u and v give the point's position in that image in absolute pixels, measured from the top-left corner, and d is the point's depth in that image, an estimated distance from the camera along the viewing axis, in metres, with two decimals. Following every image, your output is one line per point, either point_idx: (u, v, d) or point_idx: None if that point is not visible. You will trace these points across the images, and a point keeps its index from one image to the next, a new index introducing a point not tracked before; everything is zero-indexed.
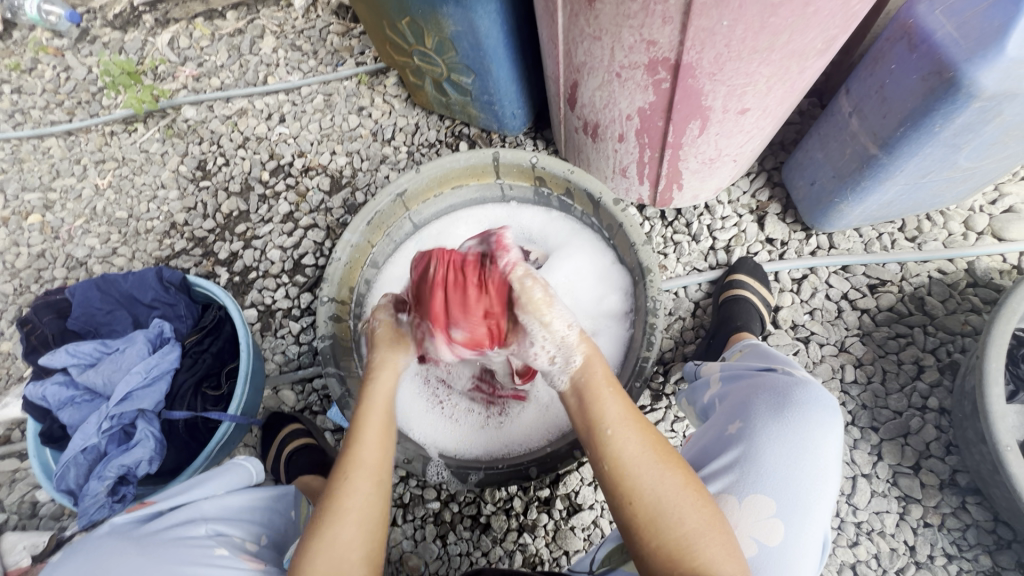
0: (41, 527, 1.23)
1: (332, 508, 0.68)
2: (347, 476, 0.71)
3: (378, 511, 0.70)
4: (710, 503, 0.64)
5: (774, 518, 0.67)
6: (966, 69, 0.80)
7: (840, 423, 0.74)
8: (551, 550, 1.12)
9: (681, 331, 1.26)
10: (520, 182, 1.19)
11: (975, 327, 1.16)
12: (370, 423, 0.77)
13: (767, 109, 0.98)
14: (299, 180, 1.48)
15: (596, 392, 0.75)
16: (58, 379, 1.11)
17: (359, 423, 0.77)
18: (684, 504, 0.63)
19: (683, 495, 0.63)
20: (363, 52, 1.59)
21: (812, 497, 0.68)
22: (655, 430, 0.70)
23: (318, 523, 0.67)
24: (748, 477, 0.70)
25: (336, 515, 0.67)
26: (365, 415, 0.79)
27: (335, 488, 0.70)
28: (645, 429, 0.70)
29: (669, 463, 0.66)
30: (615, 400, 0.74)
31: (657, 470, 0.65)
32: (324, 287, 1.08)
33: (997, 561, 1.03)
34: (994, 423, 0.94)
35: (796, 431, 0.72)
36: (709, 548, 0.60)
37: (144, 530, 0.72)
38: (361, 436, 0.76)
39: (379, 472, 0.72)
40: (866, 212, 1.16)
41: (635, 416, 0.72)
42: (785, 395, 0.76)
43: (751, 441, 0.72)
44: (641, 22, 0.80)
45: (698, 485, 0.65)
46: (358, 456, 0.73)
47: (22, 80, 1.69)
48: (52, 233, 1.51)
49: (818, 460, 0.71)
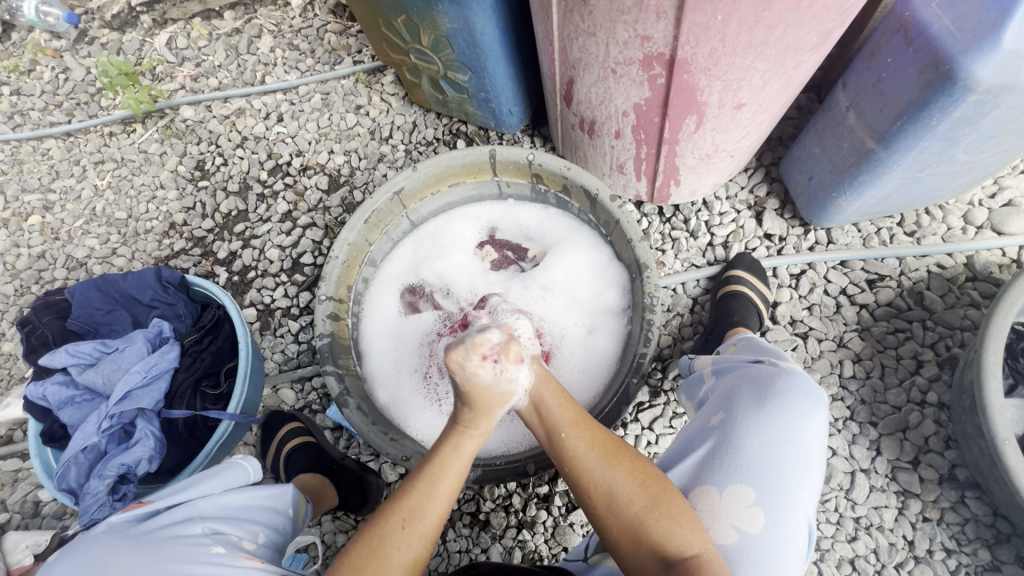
0: (43, 526, 1.24)
1: (376, 555, 0.62)
2: (404, 528, 0.64)
3: (420, 567, 0.65)
4: (661, 481, 0.67)
5: (755, 506, 0.67)
6: (961, 61, 0.79)
7: (822, 412, 0.74)
8: (550, 546, 1.13)
9: (679, 327, 1.26)
10: (518, 180, 1.19)
11: (974, 321, 1.16)
12: (450, 471, 0.70)
13: (763, 103, 0.97)
14: (297, 179, 1.48)
15: (543, 401, 0.79)
16: (57, 379, 1.12)
17: (436, 472, 0.70)
18: (631, 488, 0.66)
19: (631, 481, 0.67)
20: (361, 51, 1.59)
21: (792, 486, 0.69)
22: (600, 426, 0.75)
23: (358, 567, 0.61)
24: (729, 466, 0.70)
25: (380, 561, 0.62)
26: (459, 437, 0.74)
27: (387, 531, 0.64)
28: (591, 426, 0.75)
29: (616, 455, 0.70)
30: (563, 405, 0.78)
31: (605, 463, 0.69)
32: (323, 285, 1.09)
33: (996, 555, 1.03)
34: (993, 417, 0.94)
35: (778, 421, 0.71)
36: (663, 523, 0.63)
37: (141, 528, 0.72)
38: (434, 486, 0.68)
39: (435, 529, 0.66)
40: (864, 207, 1.16)
41: (583, 418, 0.76)
42: (769, 385, 0.76)
43: (732, 431, 0.72)
44: (636, 17, 0.80)
45: (646, 467, 0.68)
46: (424, 509, 0.66)
47: (21, 81, 1.70)
48: (53, 234, 1.52)
49: (798, 449, 0.71)
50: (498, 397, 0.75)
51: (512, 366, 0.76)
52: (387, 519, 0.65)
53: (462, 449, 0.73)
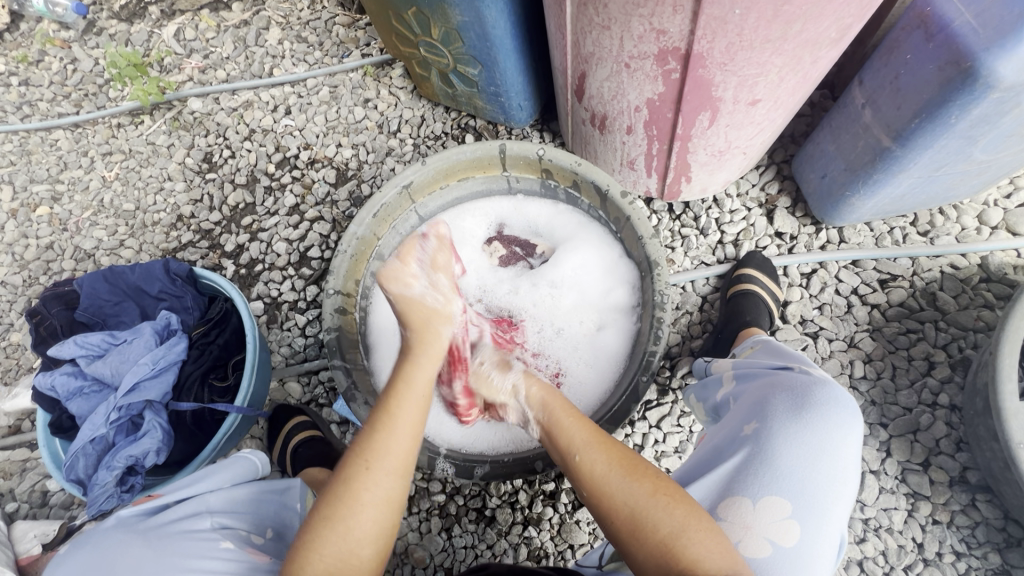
0: (51, 516, 1.24)
1: (347, 500, 0.70)
2: (369, 468, 0.72)
3: (393, 509, 0.72)
4: (688, 503, 0.66)
5: (790, 518, 0.66)
6: (984, 58, 0.78)
7: (858, 425, 0.74)
8: (557, 544, 1.12)
9: (688, 325, 1.25)
10: (527, 175, 1.18)
11: (988, 323, 1.15)
12: (409, 406, 0.79)
13: (778, 100, 0.96)
14: (305, 173, 1.47)
15: (561, 425, 0.84)
16: (66, 370, 1.12)
17: (393, 412, 0.77)
18: (656, 509, 0.66)
19: (654, 500, 0.67)
20: (369, 44, 1.58)
21: (828, 499, 0.68)
22: (620, 446, 0.77)
23: (329, 511, 0.69)
24: (765, 476, 0.69)
25: (348, 504, 0.69)
26: (399, 399, 0.79)
27: (356, 477, 0.71)
28: (609, 446, 0.77)
29: (637, 474, 0.71)
30: (580, 427, 0.82)
31: (624, 483, 0.71)
32: (330, 279, 1.08)
33: (1007, 559, 1.02)
34: (1007, 421, 0.92)
35: (814, 434, 0.71)
36: (692, 546, 0.62)
37: (151, 522, 0.72)
38: (393, 425, 0.76)
39: (403, 468, 0.74)
40: (878, 206, 1.15)
41: (601, 439, 0.79)
42: (804, 395, 0.75)
43: (767, 442, 0.72)
44: (652, 10, 0.78)
45: (670, 487, 0.68)
46: (386, 447, 0.74)
47: (29, 72, 1.69)
48: (61, 224, 1.52)
49: (835, 461, 0.70)
50: (434, 313, 0.90)
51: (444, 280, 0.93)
52: (354, 465, 0.72)
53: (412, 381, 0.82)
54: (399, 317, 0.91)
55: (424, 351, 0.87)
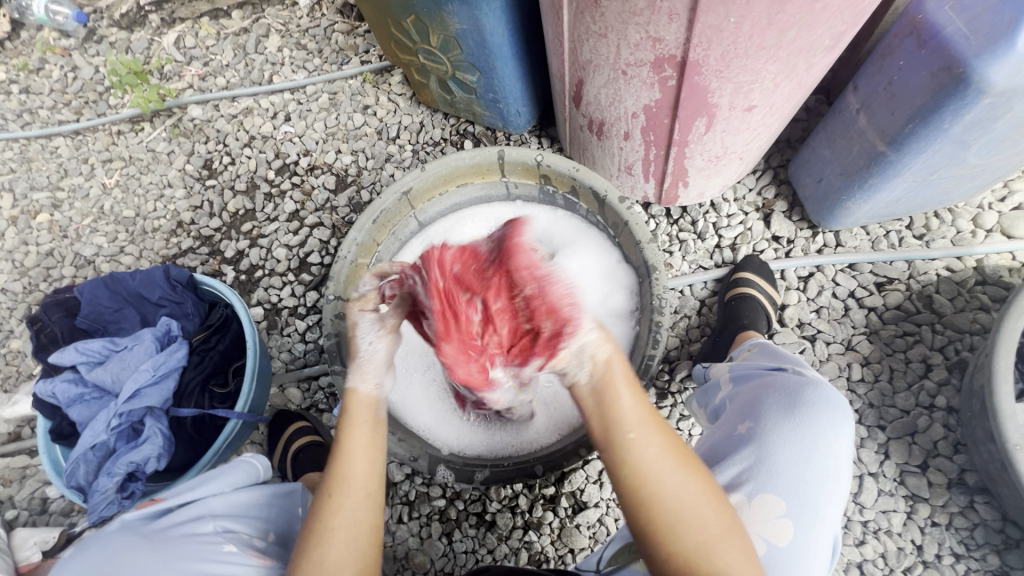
0: (51, 523, 1.24)
1: (317, 530, 0.66)
2: (331, 496, 0.68)
3: (370, 524, 0.68)
4: (725, 507, 0.65)
5: (785, 517, 0.67)
6: (975, 64, 0.79)
7: (850, 423, 0.74)
8: (557, 548, 1.13)
9: (686, 329, 1.26)
10: (526, 181, 1.19)
11: (984, 325, 1.15)
12: (357, 442, 0.73)
13: (773, 105, 0.97)
14: (305, 179, 1.48)
15: (611, 388, 0.74)
16: (67, 377, 1.12)
17: (344, 435, 0.74)
18: (704, 509, 0.64)
19: (706, 501, 0.64)
20: (368, 51, 1.59)
21: (822, 497, 0.69)
22: (667, 425, 0.71)
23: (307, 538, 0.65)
24: (759, 475, 0.70)
25: (322, 536, 0.65)
26: (350, 432, 0.74)
27: (322, 507, 0.68)
28: (660, 425, 0.70)
29: (691, 466, 0.66)
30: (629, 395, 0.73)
31: (680, 473, 0.66)
32: (330, 285, 1.09)
33: (1005, 561, 1.03)
34: (1004, 423, 0.93)
35: (808, 433, 0.72)
36: (727, 556, 0.62)
37: (154, 526, 0.72)
38: (347, 447, 0.72)
39: (368, 487, 0.69)
40: (873, 210, 1.15)
41: (651, 413, 0.71)
42: (796, 394, 0.76)
43: (760, 440, 0.72)
44: (648, 19, 0.79)
45: (712, 488, 0.67)
46: (346, 473, 0.70)
47: (29, 80, 1.70)
48: (61, 232, 1.52)
49: (827, 460, 0.71)
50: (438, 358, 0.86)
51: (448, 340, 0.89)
52: (319, 497, 0.69)
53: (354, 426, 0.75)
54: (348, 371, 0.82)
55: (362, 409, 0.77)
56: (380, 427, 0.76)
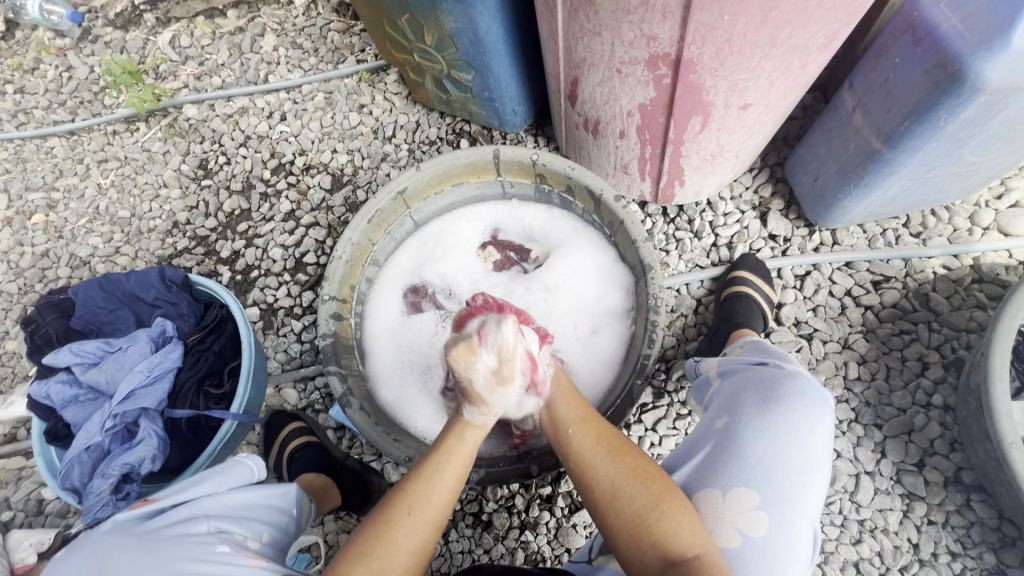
0: (47, 524, 1.24)
1: (382, 542, 0.68)
2: (409, 514, 0.71)
3: (422, 555, 0.71)
4: (662, 480, 0.70)
5: (758, 509, 0.67)
6: (970, 62, 0.79)
7: (829, 416, 0.74)
8: (553, 548, 1.12)
9: (683, 328, 1.25)
10: (521, 179, 1.18)
11: (981, 323, 1.15)
12: (450, 472, 0.77)
13: (768, 104, 0.97)
14: (300, 179, 1.48)
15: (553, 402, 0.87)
16: (61, 378, 1.12)
17: (442, 463, 0.77)
18: (633, 486, 0.70)
19: (634, 478, 0.71)
20: (364, 50, 1.58)
21: (797, 489, 0.68)
22: (607, 426, 0.81)
23: (363, 550, 0.67)
24: (733, 468, 0.70)
25: (385, 548, 0.68)
26: (448, 463, 0.77)
27: (397, 520, 0.70)
28: (597, 424, 0.81)
29: (621, 453, 0.75)
30: (569, 406, 0.85)
31: (609, 461, 0.74)
32: (326, 285, 1.08)
33: (1001, 558, 1.02)
34: (999, 421, 0.93)
35: (784, 424, 0.71)
36: (663, 521, 0.66)
37: (147, 526, 0.72)
38: (437, 476, 0.75)
39: (439, 521, 0.73)
40: (869, 208, 1.15)
41: (591, 416, 0.82)
42: (774, 387, 0.75)
43: (735, 434, 0.72)
44: (642, 17, 0.79)
45: (649, 465, 0.72)
46: (427, 497, 0.73)
47: (24, 80, 1.70)
48: (56, 232, 1.52)
49: (804, 453, 0.70)
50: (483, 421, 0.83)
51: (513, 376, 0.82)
52: (397, 510, 0.71)
53: (449, 464, 0.77)
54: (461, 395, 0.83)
55: (457, 445, 0.80)
56: (470, 462, 0.81)
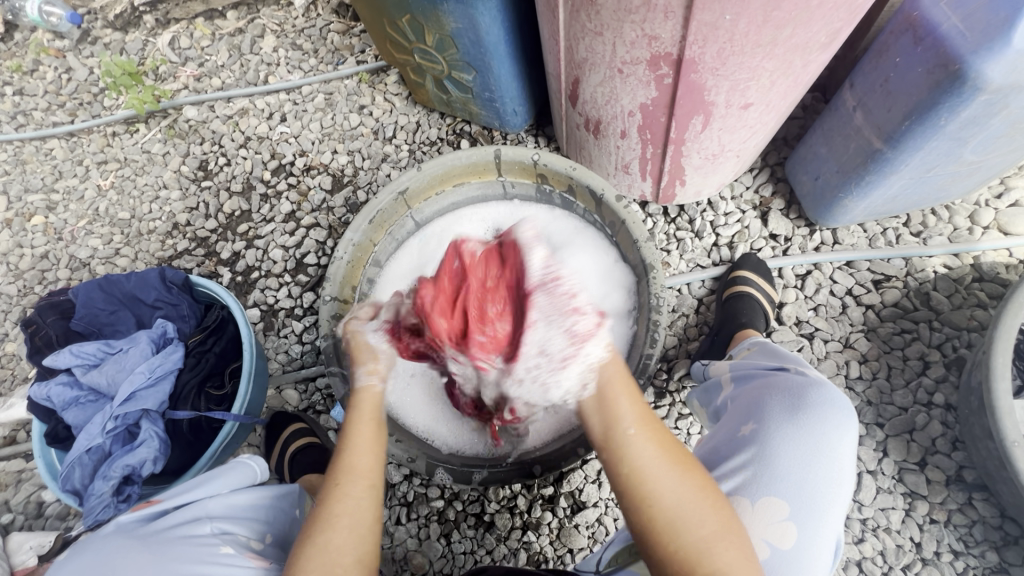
0: (47, 527, 1.23)
1: (320, 516, 0.68)
2: (340, 483, 0.71)
3: (371, 519, 0.70)
4: (723, 504, 0.65)
5: (787, 521, 0.67)
6: (971, 61, 0.79)
7: (854, 426, 0.74)
8: (555, 548, 1.12)
9: (684, 328, 1.25)
10: (523, 180, 1.18)
11: (982, 322, 1.15)
12: (365, 425, 0.79)
13: (769, 103, 0.97)
14: (300, 179, 1.48)
15: (611, 395, 0.73)
16: (62, 380, 1.11)
17: (352, 431, 0.78)
18: (699, 509, 0.63)
19: (699, 499, 0.64)
20: (364, 51, 1.58)
21: (824, 500, 0.69)
22: (663, 428, 0.71)
23: (308, 533, 0.67)
24: (763, 477, 0.70)
25: (324, 523, 0.67)
26: (360, 424, 0.79)
27: (328, 493, 0.70)
28: (656, 428, 0.70)
29: (687, 469, 0.66)
30: (629, 400, 0.73)
31: (674, 474, 0.66)
32: (327, 286, 1.08)
33: (1004, 557, 1.02)
34: (1001, 419, 0.93)
35: (813, 436, 0.71)
36: (726, 558, 0.61)
37: (150, 528, 0.72)
38: (354, 442, 0.76)
39: (371, 477, 0.73)
40: (870, 208, 1.16)
41: (647, 415, 0.71)
42: (800, 396, 0.75)
43: (764, 443, 0.72)
44: (643, 17, 0.79)
45: (712, 486, 0.66)
46: (355, 464, 0.73)
47: (23, 81, 1.70)
48: (56, 234, 1.52)
49: (832, 463, 0.70)
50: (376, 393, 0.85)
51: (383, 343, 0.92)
52: (328, 485, 0.71)
53: (366, 432, 0.78)
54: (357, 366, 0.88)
55: (365, 414, 0.81)
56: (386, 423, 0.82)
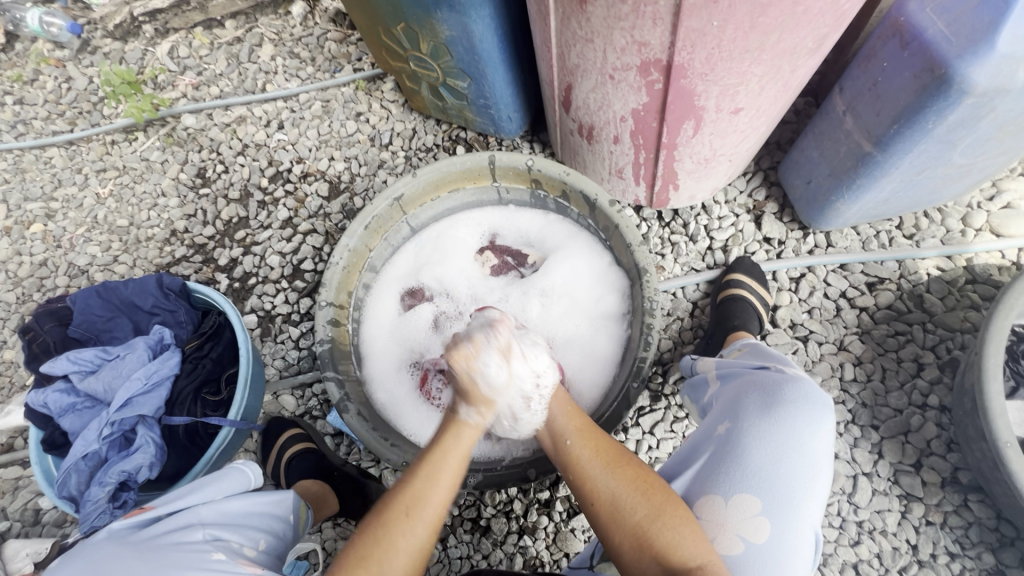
0: (44, 534, 1.23)
1: (379, 542, 0.69)
2: (407, 517, 0.71)
3: (425, 549, 0.72)
4: (663, 491, 0.71)
5: (761, 515, 0.67)
6: (957, 65, 0.80)
7: (831, 421, 0.74)
8: (551, 552, 1.12)
9: (679, 331, 1.26)
10: (517, 185, 1.19)
11: (975, 323, 1.16)
12: (450, 459, 0.79)
13: (759, 108, 0.98)
14: (298, 186, 1.49)
15: (550, 414, 0.88)
16: (59, 387, 1.12)
17: (430, 460, 0.78)
18: (634, 496, 0.70)
19: (634, 490, 0.71)
20: (361, 59, 1.60)
21: (799, 494, 0.68)
22: (604, 435, 0.82)
23: (363, 551, 0.68)
24: (737, 474, 0.70)
25: (383, 547, 0.69)
26: (444, 454, 0.79)
27: (389, 518, 0.71)
28: (596, 436, 0.82)
29: (621, 465, 0.75)
30: (569, 416, 0.86)
31: (609, 472, 0.75)
32: (323, 291, 1.09)
33: (1000, 559, 1.02)
34: (994, 420, 0.94)
35: (786, 430, 0.71)
36: (665, 533, 0.66)
37: (143, 535, 0.72)
38: (434, 476, 0.76)
39: (436, 519, 0.73)
40: (862, 210, 1.16)
41: (587, 425, 0.84)
42: (775, 392, 0.76)
43: (738, 439, 0.72)
44: (632, 23, 0.80)
45: (649, 475, 0.73)
46: (426, 496, 0.74)
47: (24, 91, 1.71)
48: (54, 241, 1.53)
49: (808, 458, 0.71)
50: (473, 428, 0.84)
51: (518, 367, 0.88)
52: (387, 513, 0.72)
53: (443, 466, 0.78)
54: (456, 398, 0.86)
55: (448, 449, 0.80)
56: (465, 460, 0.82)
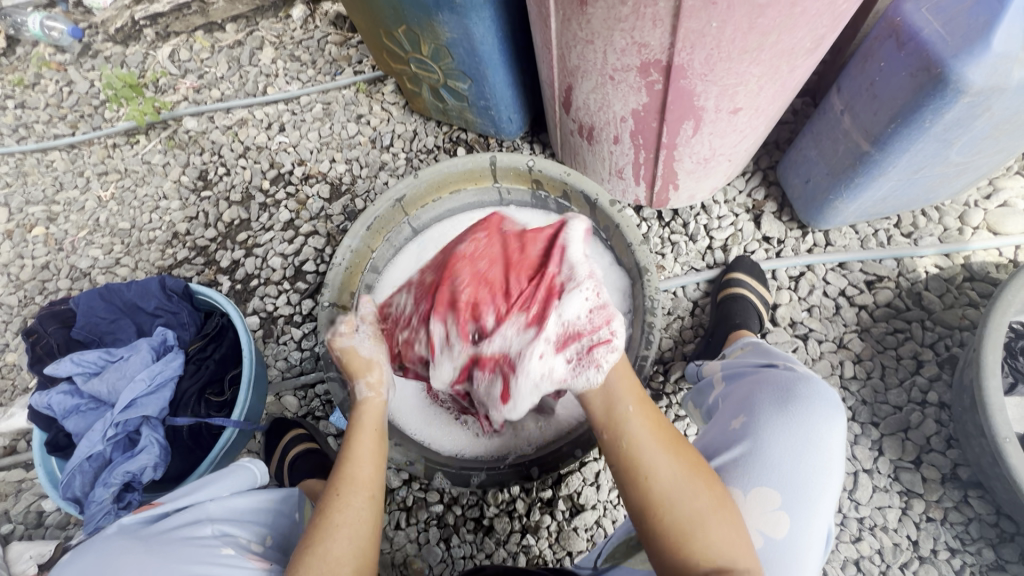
0: (47, 536, 1.24)
1: (323, 524, 0.72)
2: (339, 493, 0.75)
3: (369, 524, 0.74)
4: (713, 488, 0.67)
5: (780, 510, 0.68)
6: (952, 65, 0.81)
7: (843, 418, 0.75)
8: (554, 551, 1.13)
9: (680, 330, 1.27)
10: (518, 186, 1.20)
11: (973, 321, 1.17)
12: (365, 434, 0.84)
13: (758, 108, 0.99)
14: (299, 188, 1.49)
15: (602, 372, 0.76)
16: (63, 388, 1.12)
17: (352, 440, 0.83)
18: (693, 490, 0.66)
19: (692, 484, 0.66)
20: (361, 61, 1.61)
21: (816, 491, 0.69)
22: (656, 411, 0.74)
23: (308, 540, 0.70)
24: (754, 470, 0.70)
25: (325, 529, 0.71)
26: (359, 432, 0.84)
27: (330, 503, 0.74)
28: (649, 410, 0.73)
29: (678, 450, 0.69)
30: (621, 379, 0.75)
31: (667, 456, 0.68)
32: (326, 292, 1.09)
33: (1001, 554, 1.03)
34: (993, 416, 0.94)
35: (802, 427, 0.72)
36: (717, 535, 0.63)
37: (153, 530, 0.73)
38: (354, 452, 0.81)
39: (371, 488, 0.77)
40: (861, 209, 1.17)
41: (640, 397, 0.74)
42: (789, 390, 0.76)
43: (755, 435, 0.73)
44: (632, 25, 0.81)
45: (704, 469, 0.68)
46: (353, 474, 0.77)
47: (25, 95, 1.72)
48: (56, 244, 1.53)
49: (823, 454, 0.71)
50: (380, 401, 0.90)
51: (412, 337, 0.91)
52: (327, 496, 0.75)
53: (362, 445, 0.82)
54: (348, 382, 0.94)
55: (361, 424, 0.86)
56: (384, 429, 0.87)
